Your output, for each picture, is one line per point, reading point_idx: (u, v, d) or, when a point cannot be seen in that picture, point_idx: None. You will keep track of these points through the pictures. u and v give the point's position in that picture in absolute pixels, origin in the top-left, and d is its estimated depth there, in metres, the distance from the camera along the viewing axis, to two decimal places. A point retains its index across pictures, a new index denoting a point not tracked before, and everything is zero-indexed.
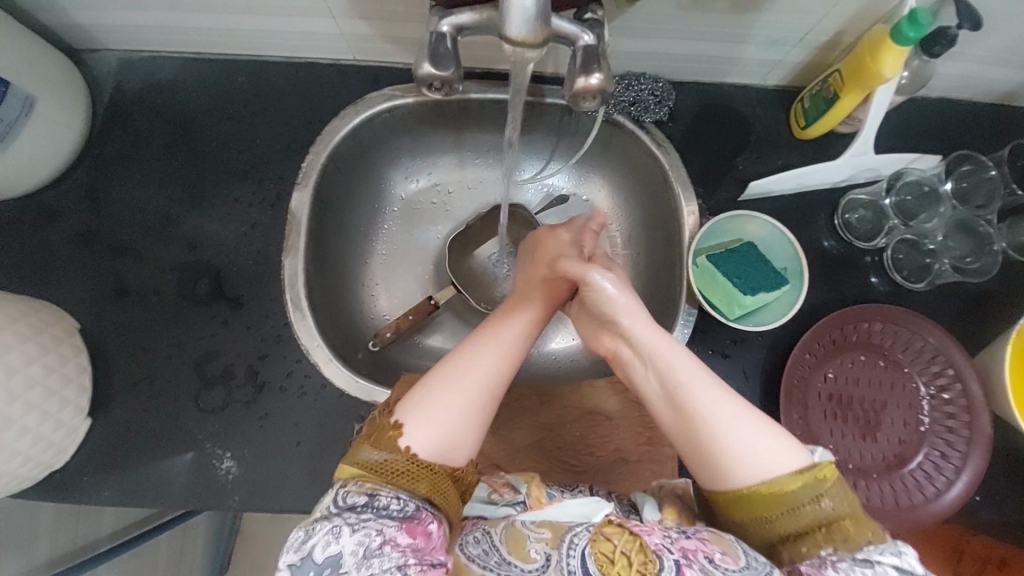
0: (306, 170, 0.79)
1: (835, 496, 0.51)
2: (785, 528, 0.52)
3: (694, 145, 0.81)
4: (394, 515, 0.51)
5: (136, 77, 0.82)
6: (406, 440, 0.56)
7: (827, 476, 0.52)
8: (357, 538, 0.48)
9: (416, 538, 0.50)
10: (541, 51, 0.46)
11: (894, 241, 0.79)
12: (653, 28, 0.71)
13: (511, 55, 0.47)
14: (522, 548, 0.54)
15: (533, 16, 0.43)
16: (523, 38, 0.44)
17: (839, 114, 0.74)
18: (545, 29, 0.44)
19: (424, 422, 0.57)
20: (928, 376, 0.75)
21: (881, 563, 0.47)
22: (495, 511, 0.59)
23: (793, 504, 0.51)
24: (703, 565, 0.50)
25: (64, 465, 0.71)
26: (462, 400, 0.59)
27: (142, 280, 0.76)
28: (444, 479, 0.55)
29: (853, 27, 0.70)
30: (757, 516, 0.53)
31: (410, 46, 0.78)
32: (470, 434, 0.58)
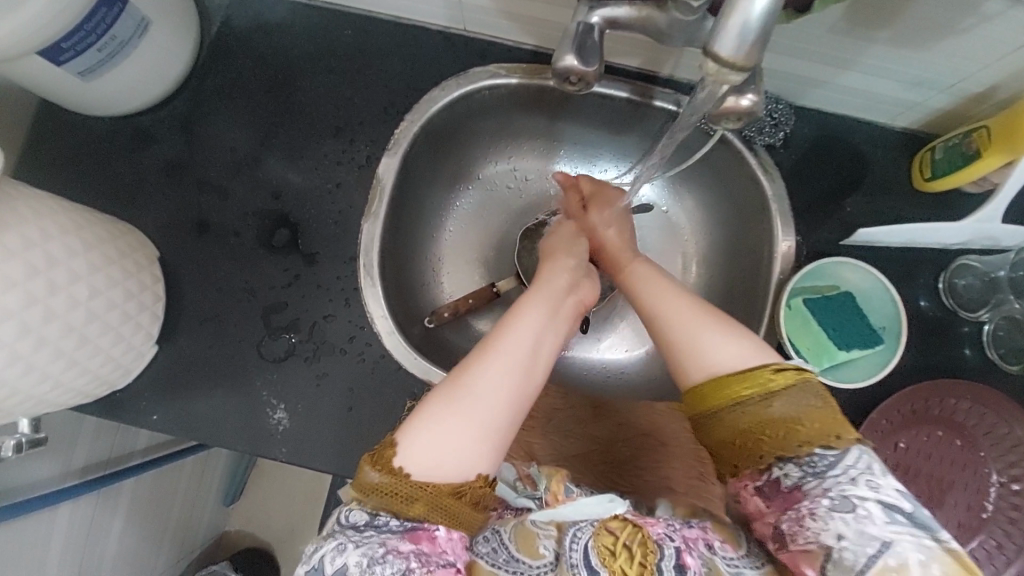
0: (397, 137, 0.77)
1: (787, 397, 0.53)
2: (737, 426, 0.54)
3: (803, 178, 0.77)
4: (396, 528, 0.50)
5: (245, 13, 0.81)
6: (402, 458, 0.53)
7: (778, 378, 0.54)
8: (361, 551, 0.49)
9: (420, 544, 0.50)
10: (745, 76, 0.44)
11: (997, 316, 0.74)
12: (793, 48, 0.66)
13: (709, 74, 0.45)
14: (531, 544, 0.52)
15: (748, 38, 0.41)
16: (732, 60, 0.42)
17: (971, 175, 0.69)
18: (755, 54, 0.42)
19: (422, 440, 0.54)
20: (1005, 464, 0.70)
21: (859, 502, 0.47)
22: (516, 500, 0.59)
23: (744, 401, 0.54)
24: (702, 552, 0.50)
25: (126, 386, 0.73)
26: (465, 417, 0.55)
27: (223, 219, 0.76)
28: (444, 497, 0.52)
29: (1014, 83, 0.64)
30: (714, 413, 0.55)
31: (527, 25, 0.75)
32: (474, 451, 0.54)
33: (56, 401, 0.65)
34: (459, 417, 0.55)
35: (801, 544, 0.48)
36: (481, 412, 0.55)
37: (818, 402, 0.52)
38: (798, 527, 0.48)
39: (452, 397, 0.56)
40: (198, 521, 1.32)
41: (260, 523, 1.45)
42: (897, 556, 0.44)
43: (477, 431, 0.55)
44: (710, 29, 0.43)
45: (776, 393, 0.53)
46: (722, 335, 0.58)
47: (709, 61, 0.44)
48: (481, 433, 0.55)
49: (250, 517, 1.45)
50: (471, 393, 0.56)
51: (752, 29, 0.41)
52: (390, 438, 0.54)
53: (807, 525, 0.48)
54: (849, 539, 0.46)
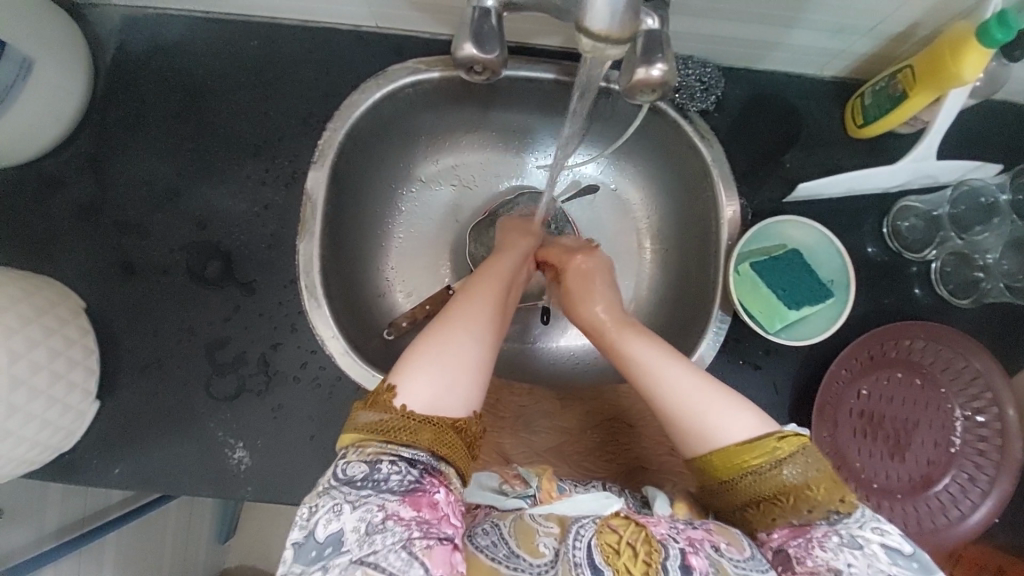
0: (323, 149, 0.73)
1: (797, 463, 0.52)
2: (752, 494, 0.53)
3: (740, 139, 0.76)
4: (395, 490, 0.48)
5: (141, 36, 0.76)
6: (402, 398, 0.52)
7: (787, 445, 0.52)
8: (359, 514, 0.47)
9: (421, 510, 0.48)
10: (624, 49, 0.42)
11: (944, 253, 0.75)
12: (711, 8, 0.65)
13: (588, 52, 0.43)
14: (531, 542, 0.51)
15: (621, 8, 0.39)
16: (608, 33, 0.40)
17: (901, 116, 0.69)
18: (632, 23, 0.40)
19: (419, 379, 0.54)
20: (966, 398, 0.71)
21: (867, 542, 0.48)
22: (505, 502, 0.58)
23: (756, 470, 0.52)
24: (709, 553, 0.49)
25: (72, 446, 0.69)
26: (457, 352, 0.56)
27: (151, 258, 0.72)
28: (446, 432, 0.52)
29: (932, 20, 0.64)
30: (724, 484, 0.54)
31: (440, 15, 0.72)
32: (469, 385, 0.55)
33: None
34: (455, 351, 0.56)
35: (809, 567, 0.48)
36: (472, 346, 0.57)
37: (824, 463, 0.53)
38: (807, 552, 0.49)
39: (442, 334, 0.57)
40: (193, 564, 1.29)
41: (258, 554, 1.43)
42: None
43: (470, 365, 0.56)
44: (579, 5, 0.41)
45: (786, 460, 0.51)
46: (724, 407, 0.55)
47: (585, 37, 0.42)
48: (474, 367, 0.56)
49: (248, 550, 1.43)
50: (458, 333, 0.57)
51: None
52: (383, 384, 0.54)
53: (816, 553, 0.48)
54: (858, 567, 0.46)
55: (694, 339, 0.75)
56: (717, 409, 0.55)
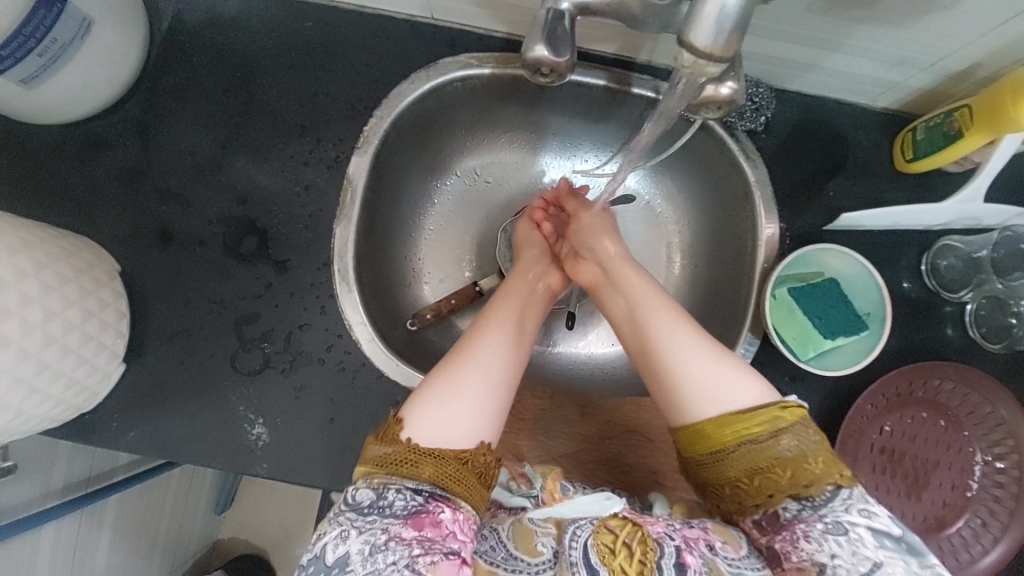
0: (367, 136, 0.74)
1: (793, 435, 0.53)
2: (746, 466, 0.53)
3: (785, 162, 0.75)
4: (399, 512, 0.50)
5: (198, 6, 0.76)
6: (410, 431, 0.53)
7: (786, 415, 0.53)
8: (364, 538, 0.49)
9: (424, 530, 0.49)
10: (723, 68, 0.42)
11: (980, 296, 0.74)
12: (772, 29, 0.64)
13: (685, 67, 0.43)
14: (530, 543, 0.52)
15: (728, 28, 0.39)
16: (710, 50, 0.40)
17: (952, 155, 0.69)
18: (735, 43, 0.40)
19: (428, 411, 0.55)
20: (988, 443, 0.71)
21: (852, 527, 0.49)
22: (510, 500, 0.60)
23: (752, 439, 0.53)
24: (703, 552, 0.51)
25: (94, 406, 0.70)
26: (467, 386, 0.57)
27: (188, 228, 0.72)
28: (450, 463, 0.52)
29: (995, 61, 0.63)
30: (724, 454, 0.54)
31: (497, 11, 0.71)
32: (477, 415, 0.55)
33: (20, 428, 0.62)
34: (465, 385, 0.57)
35: (796, 562, 0.50)
36: (483, 377, 0.58)
37: (819, 440, 0.53)
38: (792, 546, 0.50)
39: (453, 369, 0.58)
40: (187, 532, 1.30)
41: (253, 529, 1.43)
42: None
43: (479, 397, 0.56)
44: (684, 19, 0.40)
45: (784, 432, 0.52)
46: (732, 377, 0.56)
47: (684, 51, 0.41)
48: (483, 399, 0.57)
49: (242, 523, 1.43)
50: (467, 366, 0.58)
51: (730, 16, 0.38)
52: (393, 417, 0.55)
53: (801, 545, 0.50)
54: (842, 556, 0.48)
55: None
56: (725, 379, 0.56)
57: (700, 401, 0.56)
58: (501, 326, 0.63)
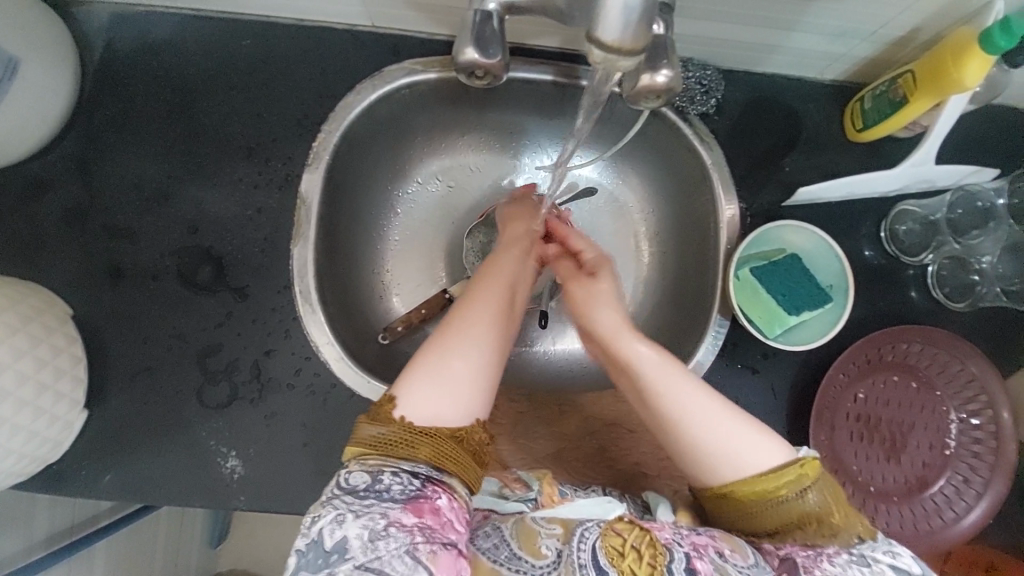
0: (317, 152, 0.72)
1: (819, 489, 0.51)
2: (772, 522, 0.52)
3: (740, 143, 0.75)
4: (397, 497, 0.48)
5: (128, 35, 0.74)
6: (401, 410, 0.52)
7: (810, 470, 0.51)
8: (361, 522, 0.46)
9: (423, 517, 0.47)
10: (635, 61, 0.42)
11: (940, 257, 0.75)
12: (711, 11, 0.64)
13: (599, 62, 0.42)
14: (533, 543, 0.51)
15: (633, 20, 0.39)
16: (619, 45, 0.40)
17: (900, 121, 0.69)
18: (644, 34, 0.40)
19: (418, 391, 0.53)
20: (961, 401, 0.72)
21: (877, 562, 0.48)
22: (505, 506, 0.58)
23: (779, 499, 0.51)
24: (713, 559, 0.49)
25: (61, 456, 0.67)
26: (460, 363, 0.54)
27: (140, 263, 0.70)
28: (445, 441, 0.51)
29: (932, 24, 0.63)
30: (747, 511, 0.53)
31: (436, 14, 0.70)
32: (471, 393, 0.54)
33: None
34: (459, 363, 0.54)
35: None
36: (475, 356, 0.55)
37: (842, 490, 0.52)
38: (815, 564, 0.49)
39: (444, 344, 0.55)
40: (184, 569, 1.27)
41: (252, 557, 1.41)
42: None
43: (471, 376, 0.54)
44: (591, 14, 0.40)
45: (810, 488, 0.51)
46: (751, 443, 0.53)
47: (594, 48, 0.41)
48: (475, 378, 0.54)
49: (241, 553, 1.41)
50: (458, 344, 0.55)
51: (634, 9, 0.38)
52: (383, 399, 0.53)
53: (825, 565, 0.48)
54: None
55: (693, 342, 0.75)
56: (742, 444, 0.53)
57: (719, 465, 0.53)
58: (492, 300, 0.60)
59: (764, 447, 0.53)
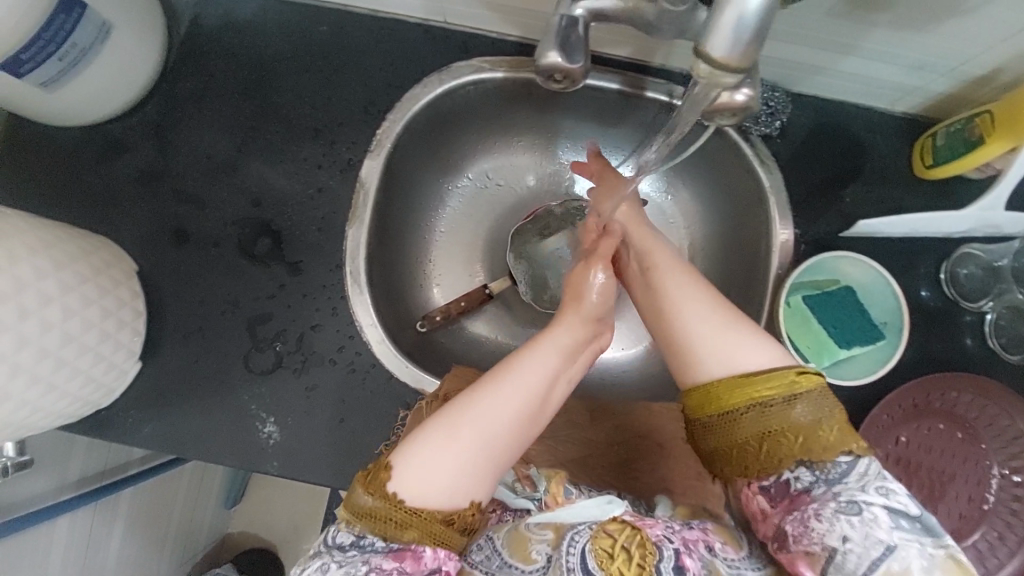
0: (381, 138, 0.74)
1: (808, 402, 0.50)
2: (756, 430, 0.50)
3: (801, 168, 0.74)
4: (380, 547, 0.50)
5: (215, 10, 0.77)
6: (395, 484, 0.50)
7: (803, 380, 0.50)
8: (345, 570, 0.49)
9: (403, 561, 0.49)
10: (739, 79, 0.42)
11: (1000, 306, 0.73)
12: (789, 33, 0.63)
13: (702, 76, 0.42)
14: (524, 550, 0.52)
15: (746, 38, 0.39)
16: (727, 61, 0.40)
17: (972, 162, 0.67)
18: (752, 53, 0.40)
19: (415, 468, 0.50)
20: (1006, 456, 0.69)
21: (867, 507, 0.46)
22: (515, 502, 0.59)
23: (765, 403, 0.50)
24: (702, 555, 0.50)
25: (111, 403, 0.71)
26: (464, 442, 0.51)
27: (204, 229, 0.74)
28: (435, 524, 0.50)
29: (1019, 65, 0.61)
30: (731, 416, 0.51)
31: (511, 15, 0.71)
32: (470, 478, 0.51)
33: (40, 424, 0.64)
34: (464, 446, 0.51)
35: (804, 545, 0.48)
36: (483, 437, 0.52)
37: (834, 411, 0.50)
38: (802, 529, 0.48)
39: (454, 421, 0.52)
40: (200, 525, 1.32)
41: (264, 524, 1.44)
42: (900, 560, 0.44)
43: (475, 460, 0.51)
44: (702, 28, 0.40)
45: (799, 398, 0.50)
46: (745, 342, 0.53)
47: (701, 62, 0.41)
48: (478, 464, 0.51)
49: (253, 519, 1.45)
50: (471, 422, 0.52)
51: (747, 26, 0.38)
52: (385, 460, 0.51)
53: (812, 526, 0.47)
54: (854, 541, 0.45)
55: None
56: (734, 339, 0.53)
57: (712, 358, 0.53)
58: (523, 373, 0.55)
59: (761, 348, 0.53)
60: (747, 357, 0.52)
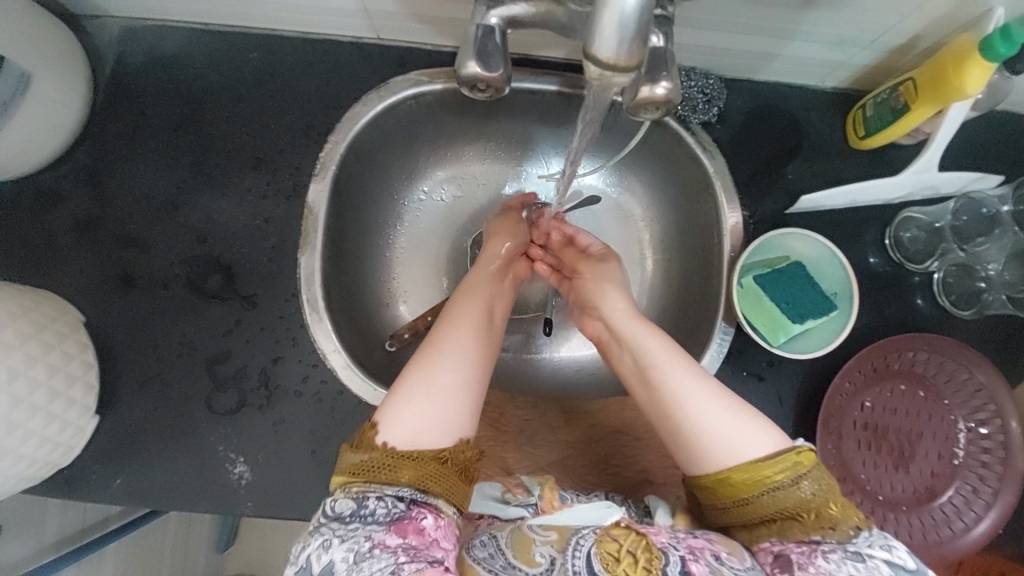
0: (324, 161, 0.73)
1: (815, 479, 0.51)
2: (768, 512, 0.51)
3: (742, 151, 0.76)
4: (382, 518, 0.48)
5: (142, 48, 0.76)
6: (384, 435, 0.52)
7: (805, 459, 0.51)
8: (347, 546, 0.47)
9: (407, 537, 0.48)
10: (632, 76, 0.41)
11: (946, 265, 0.75)
12: (712, 21, 0.65)
13: (596, 79, 0.42)
14: (527, 552, 0.52)
15: (628, 35, 0.38)
16: (615, 61, 0.39)
17: (904, 128, 0.69)
18: (639, 50, 0.39)
19: (399, 415, 0.53)
20: (969, 410, 0.71)
21: (872, 557, 0.47)
22: (506, 511, 0.59)
23: (775, 486, 0.51)
24: (709, 561, 0.49)
25: (72, 461, 0.69)
26: (438, 378, 0.56)
27: (150, 271, 0.72)
28: (429, 463, 0.51)
29: (933, 32, 0.63)
30: (743, 502, 0.52)
31: (442, 26, 0.71)
32: (454, 409, 0.55)
33: None
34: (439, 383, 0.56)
35: (811, 574, 0.47)
36: (453, 372, 0.57)
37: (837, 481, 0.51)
38: (808, 560, 0.48)
39: (423, 366, 0.57)
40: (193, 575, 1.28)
41: (259, 564, 1.41)
42: None
43: (453, 390, 0.56)
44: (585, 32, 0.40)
45: (806, 476, 0.50)
46: (734, 425, 0.54)
47: (591, 65, 0.40)
48: (456, 392, 0.56)
49: (247, 559, 1.41)
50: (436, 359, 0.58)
51: (629, 24, 0.38)
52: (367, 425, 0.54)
53: (818, 561, 0.48)
54: None
55: (697, 349, 0.75)
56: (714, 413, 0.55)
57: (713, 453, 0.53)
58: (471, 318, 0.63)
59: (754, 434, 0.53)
60: (750, 441, 0.53)
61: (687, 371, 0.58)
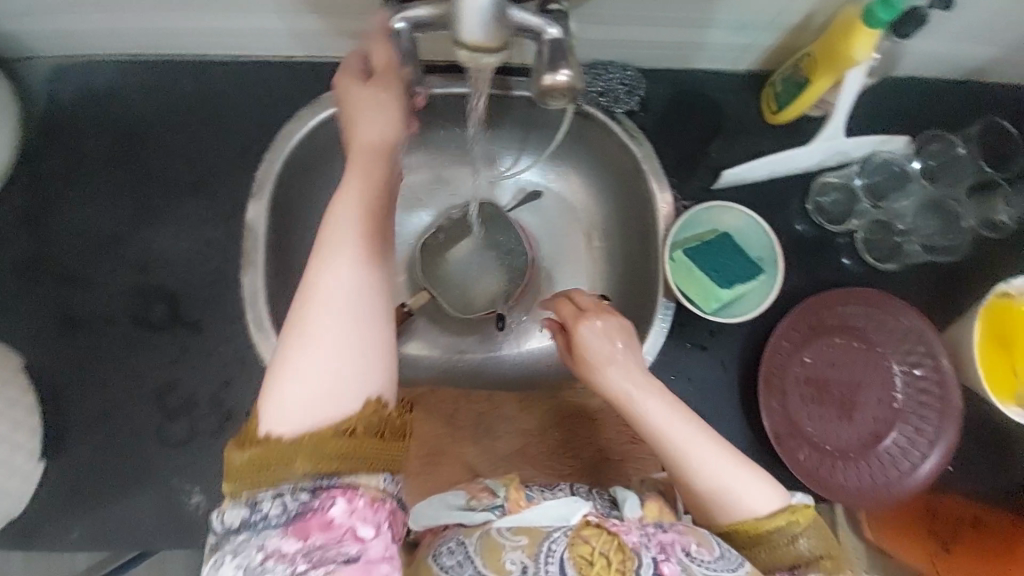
0: (261, 181, 0.72)
1: (810, 536, 0.54)
2: (767, 567, 0.53)
3: (667, 137, 0.80)
4: (275, 521, 0.42)
5: (66, 85, 0.75)
6: (269, 426, 0.43)
7: (801, 518, 0.54)
8: (237, 561, 0.41)
9: (309, 537, 0.42)
10: (497, 56, 0.46)
11: (864, 223, 0.80)
12: (622, 15, 0.69)
13: (467, 60, 0.47)
14: (497, 560, 0.50)
15: (484, 19, 0.43)
16: (477, 42, 0.44)
17: (807, 100, 0.74)
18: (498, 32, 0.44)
19: (280, 398, 0.43)
20: (902, 354, 0.76)
21: None
22: (473, 518, 0.55)
23: (772, 544, 0.53)
24: (679, 558, 0.51)
25: (20, 509, 0.66)
26: (313, 340, 0.44)
27: (92, 308, 0.71)
28: (334, 440, 0.43)
29: (824, 7, 0.69)
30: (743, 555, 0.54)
31: None
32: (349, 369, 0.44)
33: None
34: (314, 348, 0.44)
35: None
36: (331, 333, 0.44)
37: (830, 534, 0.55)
38: None
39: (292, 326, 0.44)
40: None
41: None
42: None
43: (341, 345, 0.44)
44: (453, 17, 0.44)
45: (803, 533, 0.53)
46: (743, 480, 0.54)
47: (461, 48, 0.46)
48: (341, 346, 0.44)
49: None
50: (315, 307, 0.45)
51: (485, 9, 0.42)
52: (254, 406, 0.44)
53: None
54: None
55: (644, 328, 0.77)
56: (723, 471, 0.54)
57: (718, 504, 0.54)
58: (348, 231, 0.48)
59: (760, 491, 0.54)
60: (755, 498, 0.54)
61: (694, 429, 0.55)
